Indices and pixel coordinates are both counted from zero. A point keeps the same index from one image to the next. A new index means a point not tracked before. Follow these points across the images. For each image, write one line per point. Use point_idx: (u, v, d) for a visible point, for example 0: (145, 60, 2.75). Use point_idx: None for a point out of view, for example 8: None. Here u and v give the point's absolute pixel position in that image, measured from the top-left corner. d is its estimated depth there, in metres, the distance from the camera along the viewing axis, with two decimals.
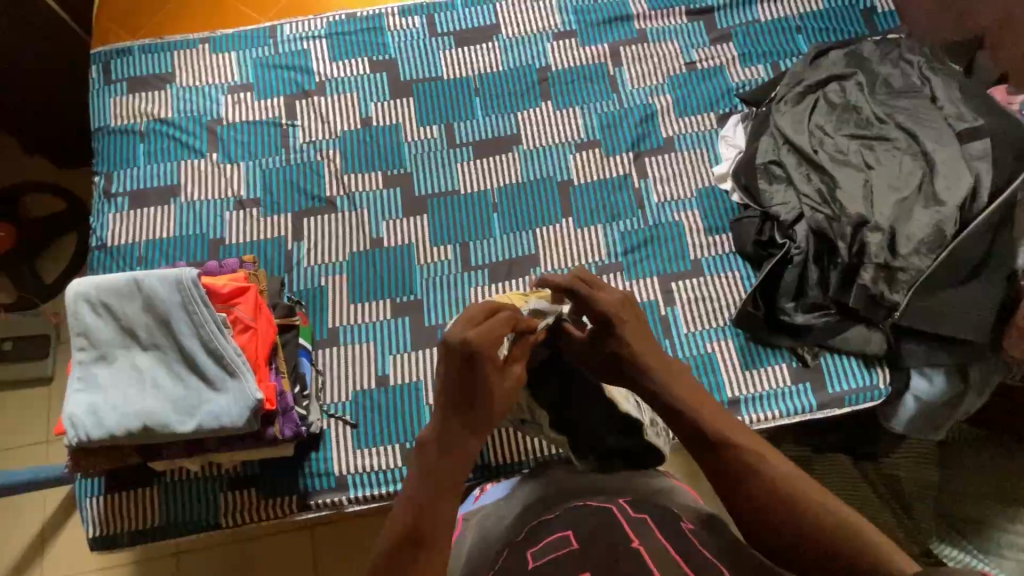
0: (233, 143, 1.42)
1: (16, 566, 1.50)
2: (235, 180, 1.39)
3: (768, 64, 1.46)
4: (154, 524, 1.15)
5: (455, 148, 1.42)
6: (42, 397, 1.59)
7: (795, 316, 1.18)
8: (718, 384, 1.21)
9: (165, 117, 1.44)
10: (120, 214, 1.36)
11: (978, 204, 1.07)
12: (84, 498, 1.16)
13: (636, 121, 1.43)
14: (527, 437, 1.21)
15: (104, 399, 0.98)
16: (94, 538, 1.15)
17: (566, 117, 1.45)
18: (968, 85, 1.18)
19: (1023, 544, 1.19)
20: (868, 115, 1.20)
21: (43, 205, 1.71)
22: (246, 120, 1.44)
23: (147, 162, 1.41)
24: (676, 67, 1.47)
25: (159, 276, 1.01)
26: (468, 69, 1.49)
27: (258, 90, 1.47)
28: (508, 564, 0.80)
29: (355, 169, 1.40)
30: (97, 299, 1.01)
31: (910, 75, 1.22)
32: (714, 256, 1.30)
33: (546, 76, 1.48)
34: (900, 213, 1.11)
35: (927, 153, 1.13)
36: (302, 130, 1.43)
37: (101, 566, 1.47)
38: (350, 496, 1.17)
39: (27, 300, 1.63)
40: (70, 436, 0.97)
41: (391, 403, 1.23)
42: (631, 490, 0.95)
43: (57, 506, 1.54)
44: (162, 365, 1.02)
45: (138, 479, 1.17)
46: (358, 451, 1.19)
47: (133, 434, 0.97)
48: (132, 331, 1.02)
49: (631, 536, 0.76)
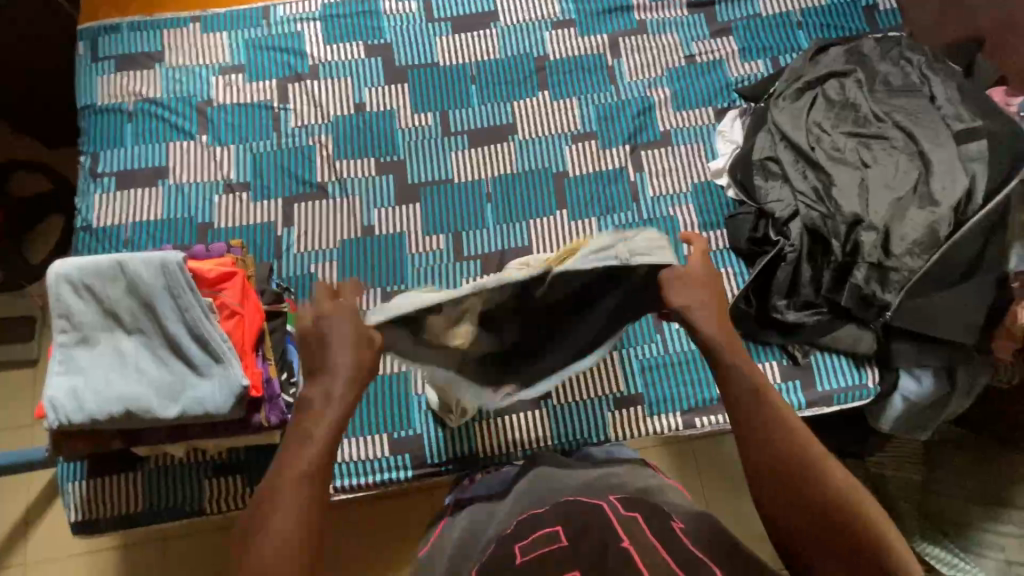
0: (224, 126, 1.39)
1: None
2: (225, 164, 1.36)
3: (767, 59, 1.45)
4: (137, 509, 1.14)
5: (449, 136, 1.40)
6: (26, 379, 1.57)
7: (787, 313, 1.18)
8: (707, 380, 1.24)
9: (153, 97, 1.41)
10: (106, 195, 1.34)
11: (972, 206, 1.07)
12: (65, 483, 1.15)
13: (634, 113, 1.41)
14: (513, 430, 1.21)
15: (86, 383, 0.97)
16: (76, 523, 1.14)
17: (563, 108, 1.43)
18: (967, 85, 1.17)
19: (1003, 544, 1.24)
20: (867, 113, 1.18)
21: (29, 185, 1.68)
22: (237, 102, 1.41)
23: (135, 143, 1.38)
24: (675, 59, 1.46)
25: (144, 259, 0.99)
26: (464, 56, 1.46)
27: (250, 72, 1.44)
28: (496, 559, 0.80)
29: (348, 155, 1.38)
30: (79, 280, 0.99)
31: (910, 73, 1.21)
32: (708, 252, 1.31)
33: (543, 66, 1.46)
34: (895, 213, 1.09)
35: (925, 153, 1.11)
36: (295, 113, 1.41)
37: (87, 549, 1.46)
38: (337, 485, 1.17)
39: (11, 281, 1.60)
40: (51, 419, 0.95)
41: (380, 392, 1.22)
42: (620, 485, 0.95)
43: (40, 489, 1.53)
44: (145, 350, 1.00)
45: (122, 464, 1.16)
46: (346, 440, 1.19)
47: (116, 419, 0.96)
48: (115, 314, 0.99)
49: (622, 535, 0.77)
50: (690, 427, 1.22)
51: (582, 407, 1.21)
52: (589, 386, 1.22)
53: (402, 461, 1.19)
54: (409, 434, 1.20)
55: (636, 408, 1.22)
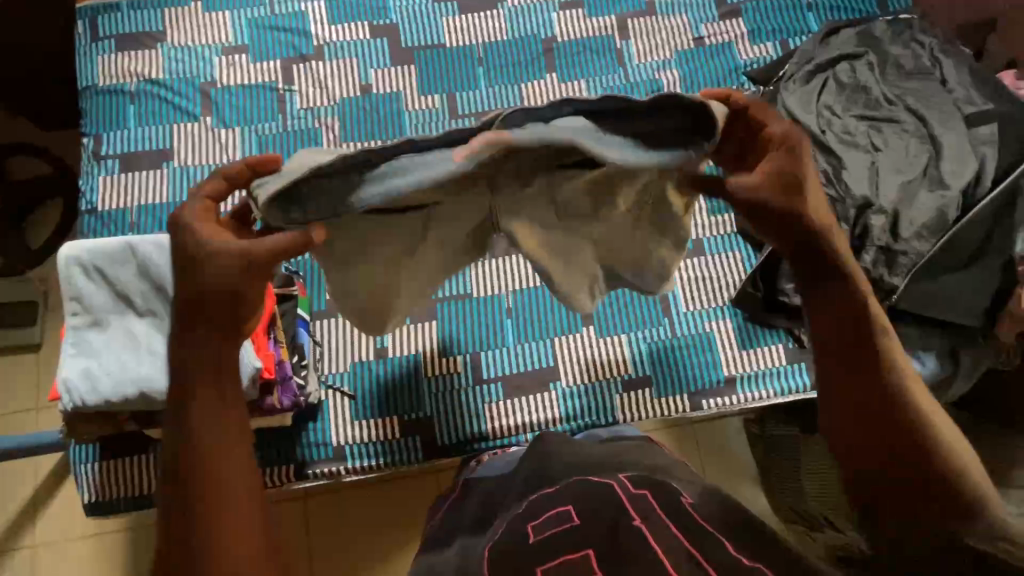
0: (228, 107, 1.38)
1: (10, 530, 1.50)
2: (230, 146, 1.35)
3: (776, 42, 1.44)
4: (150, 490, 1.15)
5: (456, 119, 1.39)
6: (32, 363, 1.57)
7: (794, 297, 1.19)
8: (714, 362, 1.25)
9: (156, 78, 1.39)
10: (110, 177, 1.32)
11: (981, 190, 1.08)
12: (79, 464, 1.16)
13: (642, 96, 1.41)
14: (523, 412, 1.22)
15: (99, 365, 0.97)
16: (90, 504, 1.15)
17: (571, 90, 1.42)
18: (979, 68, 1.17)
19: None
20: (878, 96, 1.18)
21: (29, 168, 1.66)
22: (241, 83, 1.39)
23: (138, 125, 1.36)
24: (684, 41, 1.44)
25: (154, 241, 0.98)
26: (471, 37, 1.44)
27: (254, 52, 1.41)
28: (510, 536, 0.82)
29: (354, 138, 1.37)
30: (90, 263, 0.98)
31: (921, 56, 1.21)
32: (716, 236, 1.32)
33: (551, 47, 1.44)
34: (904, 196, 1.10)
35: (935, 136, 1.12)
36: (300, 95, 1.39)
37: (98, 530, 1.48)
38: (349, 466, 1.18)
39: (14, 265, 1.59)
40: (66, 401, 0.96)
41: (390, 375, 1.23)
42: (630, 466, 0.96)
43: (49, 472, 1.54)
44: (158, 332, 1.00)
45: (134, 446, 1.17)
46: (356, 422, 1.20)
47: (130, 400, 0.96)
48: (127, 297, 0.99)
49: (633, 514, 0.79)
50: (697, 408, 1.23)
51: (591, 389, 1.22)
52: (597, 369, 1.24)
53: (412, 443, 1.20)
54: (419, 416, 1.21)
55: (644, 390, 1.23)
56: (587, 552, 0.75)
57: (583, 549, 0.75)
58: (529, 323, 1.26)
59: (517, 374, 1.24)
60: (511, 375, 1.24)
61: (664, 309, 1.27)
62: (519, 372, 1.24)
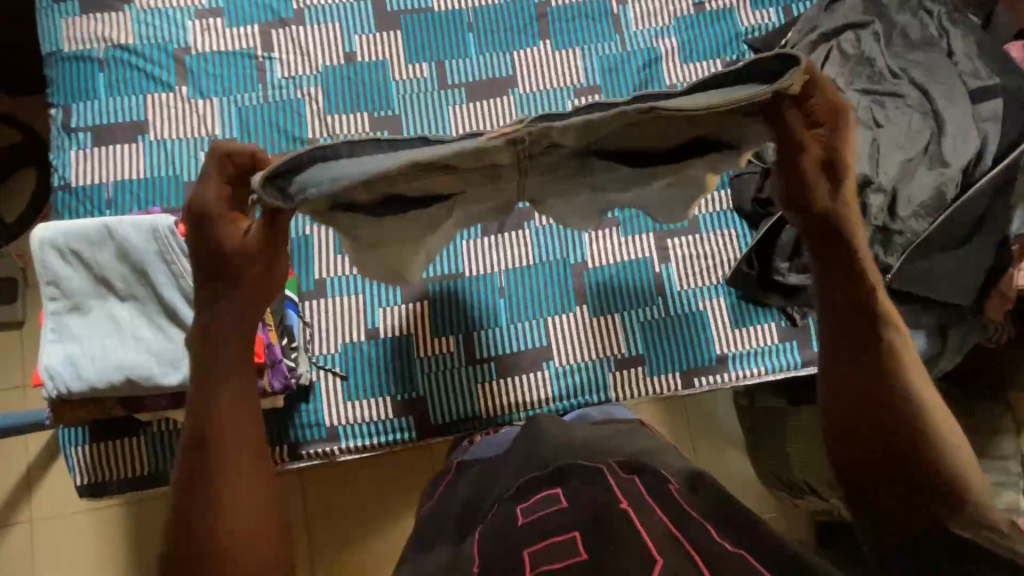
0: (205, 76, 1.30)
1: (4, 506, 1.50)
2: (208, 118, 1.29)
3: (779, 9, 1.38)
4: (143, 472, 1.15)
5: (446, 90, 1.34)
6: (14, 341, 1.54)
7: (788, 276, 1.19)
8: (707, 341, 1.25)
9: (125, 43, 1.31)
10: (82, 150, 1.26)
11: (981, 168, 1.06)
12: (69, 447, 1.15)
13: (639, 66, 1.35)
14: (517, 391, 1.22)
15: (82, 351, 0.95)
16: (83, 486, 1.15)
17: (565, 59, 1.36)
18: (986, 40, 1.13)
19: None
20: (882, 68, 1.14)
21: None
22: (217, 50, 1.32)
23: (109, 94, 1.29)
24: (684, 7, 1.38)
25: (131, 223, 0.94)
26: (461, 0, 1.37)
27: (230, 16, 1.33)
28: (500, 522, 0.83)
29: (339, 109, 1.31)
30: (66, 246, 0.94)
31: (928, 25, 1.16)
32: (712, 213, 1.29)
33: (544, 12, 1.37)
34: (903, 174, 1.07)
35: (938, 111, 1.08)
36: (281, 63, 1.32)
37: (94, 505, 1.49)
38: (342, 447, 1.18)
39: None
40: (49, 388, 0.94)
41: (381, 355, 1.22)
42: (622, 448, 0.97)
43: (41, 449, 1.53)
44: (140, 317, 0.97)
45: (123, 429, 1.16)
46: (348, 403, 1.20)
47: (116, 386, 0.94)
48: (107, 280, 0.96)
49: (620, 497, 0.80)
50: (688, 386, 1.24)
51: (584, 368, 1.23)
52: (590, 348, 1.23)
53: (405, 423, 1.20)
54: (412, 397, 1.21)
55: (637, 368, 1.23)
56: (572, 532, 0.76)
57: (569, 529, 0.76)
58: (521, 302, 1.25)
59: (510, 354, 1.23)
60: (504, 355, 1.23)
61: (658, 287, 1.26)
62: (512, 351, 1.23)
